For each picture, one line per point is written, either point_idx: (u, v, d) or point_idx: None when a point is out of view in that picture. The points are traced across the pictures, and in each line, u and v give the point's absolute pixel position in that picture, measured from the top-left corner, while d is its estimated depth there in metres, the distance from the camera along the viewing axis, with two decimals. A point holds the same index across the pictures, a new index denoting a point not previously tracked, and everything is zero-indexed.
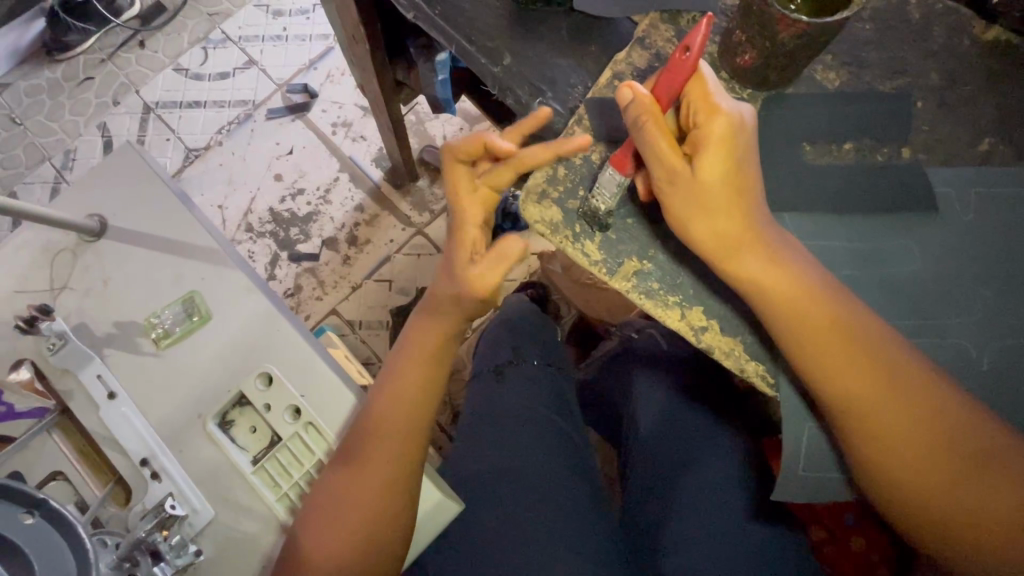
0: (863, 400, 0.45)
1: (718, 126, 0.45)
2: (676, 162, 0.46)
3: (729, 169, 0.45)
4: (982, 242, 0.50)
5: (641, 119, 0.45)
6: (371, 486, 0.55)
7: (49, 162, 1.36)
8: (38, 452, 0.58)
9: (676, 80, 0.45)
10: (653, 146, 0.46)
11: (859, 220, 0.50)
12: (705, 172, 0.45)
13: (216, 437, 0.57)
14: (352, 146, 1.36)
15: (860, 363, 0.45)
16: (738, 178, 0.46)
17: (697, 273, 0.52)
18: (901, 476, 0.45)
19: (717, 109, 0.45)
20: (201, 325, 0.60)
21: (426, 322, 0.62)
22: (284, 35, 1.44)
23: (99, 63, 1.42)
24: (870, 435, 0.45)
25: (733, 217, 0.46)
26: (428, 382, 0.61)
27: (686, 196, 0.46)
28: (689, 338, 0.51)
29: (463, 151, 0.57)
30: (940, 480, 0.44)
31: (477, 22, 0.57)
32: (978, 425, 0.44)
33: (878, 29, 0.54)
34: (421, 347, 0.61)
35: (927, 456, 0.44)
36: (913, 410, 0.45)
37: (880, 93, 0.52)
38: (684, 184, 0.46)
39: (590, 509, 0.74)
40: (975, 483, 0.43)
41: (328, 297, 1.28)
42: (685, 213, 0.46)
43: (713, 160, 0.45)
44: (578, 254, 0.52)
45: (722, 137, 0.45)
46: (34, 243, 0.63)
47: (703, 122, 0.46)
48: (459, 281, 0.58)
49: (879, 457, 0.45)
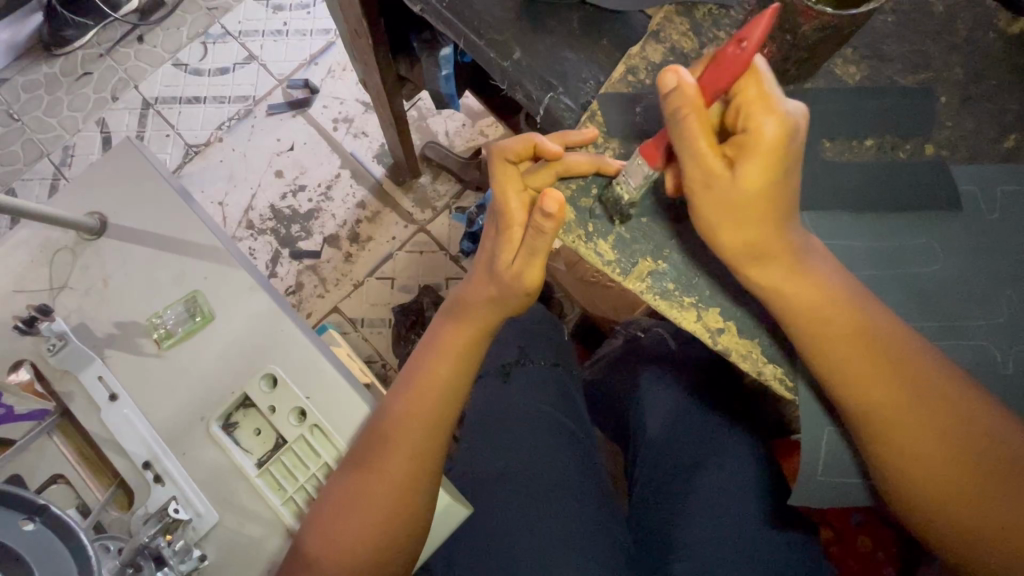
0: (885, 405, 0.44)
1: (769, 130, 0.41)
2: (714, 166, 0.42)
3: (773, 177, 0.42)
4: (1006, 242, 0.48)
5: (681, 115, 0.41)
6: (388, 485, 0.55)
7: (46, 158, 1.34)
8: (38, 455, 0.57)
9: (726, 76, 0.40)
10: (691, 146, 0.42)
11: (880, 219, 0.49)
12: (745, 180, 0.42)
13: (220, 439, 0.56)
14: (355, 142, 1.34)
15: (882, 366, 0.44)
16: (780, 187, 0.42)
17: (713, 273, 0.51)
18: (921, 481, 0.44)
19: (773, 108, 0.40)
20: (203, 325, 0.58)
21: (448, 326, 0.62)
22: (284, 30, 1.42)
23: (97, 58, 1.41)
24: (890, 439, 0.44)
25: (755, 221, 0.44)
26: (444, 386, 0.60)
27: (717, 199, 0.43)
28: (704, 340, 0.50)
29: (512, 151, 0.55)
30: (960, 486, 0.43)
31: (485, 15, 0.55)
32: (1003, 430, 0.43)
33: (899, 22, 0.53)
34: (443, 348, 0.61)
35: (950, 462, 0.43)
36: (936, 416, 0.44)
37: (902, 88, 0.51)
38: (719, 189, 0.43)
39: (599, 510, 0.73)
40: (998, 489, 0.42)
41: (330, 294, 1.26)
42: (712, 217, 0.44)
43: (757, 168, 0.41)
44: (591, 253, 0.51)
45: (771, 142, 0.41)
46: (32, 242, 0.62)
47: (753, 123, 0.41)
48: (499, 283, 0.58)
49: (899, 461, 0.44)
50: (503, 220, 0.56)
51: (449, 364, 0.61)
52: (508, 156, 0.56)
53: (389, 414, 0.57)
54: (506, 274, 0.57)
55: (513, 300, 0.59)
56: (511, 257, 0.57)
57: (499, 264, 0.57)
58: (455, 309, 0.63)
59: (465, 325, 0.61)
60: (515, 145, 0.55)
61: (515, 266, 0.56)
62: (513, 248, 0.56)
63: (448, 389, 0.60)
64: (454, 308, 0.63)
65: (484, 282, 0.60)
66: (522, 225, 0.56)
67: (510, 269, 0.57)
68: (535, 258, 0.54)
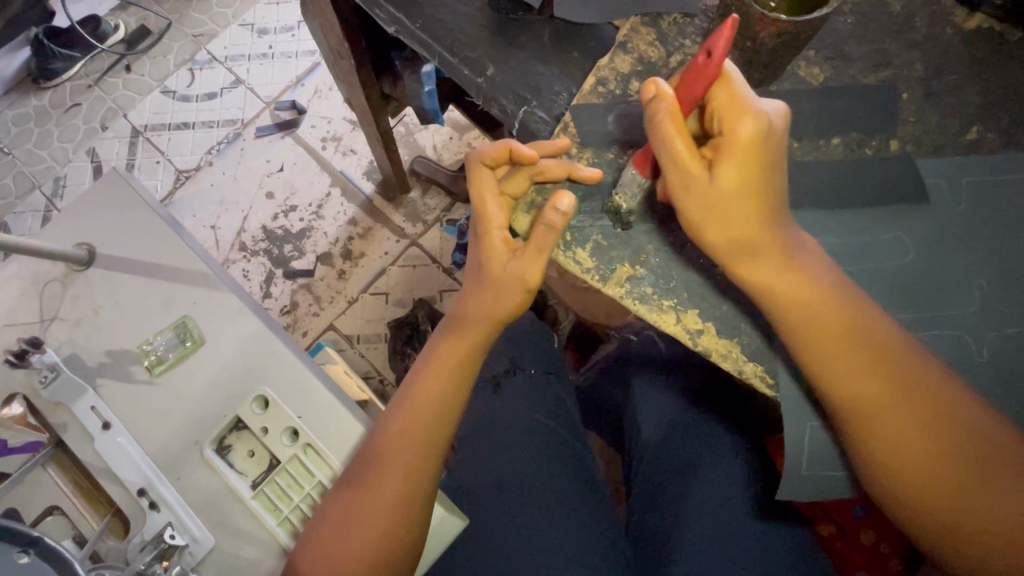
0: (874, 402, 0.45)
1: (745, 130, 0.42)
2: (693, 163, 0.44)
3: (751, 174, 0.43)
4: (976, 231, 0.49)
5: (656, 120, 0.44)
6: (383, 503, 0.55)
7: (39, 190, 1.35)
8: (35, 486, 0.57)
9: (699, 84, 0.42)
10: (669, 145, 0.44)
11: (850, 216, 0.50)
12: (723, 178, 0.43)
13: (214, 463, 0.57)
14: (344, 160, 1.36)
15: (874, 364, 0.45)
16: (757, 186, 0.44)
17: (692, 274, 0.51)
18: (912, 479, 0.44)
19: (745, 111, 0.43)
20: (194, 350, 0.59)
21: (442, 341, 0.62)
22: (270, 53, 1.44)
23: (85, 88, 1.42)
24: (879, 434, 0.45)
25: (748, 218, 0.44)
26: (441, 402, 0.60)
27: (699, 199, 0.45)
28: (685, 342, 0.51)
29: (489, 157, 0.54)
30: (952, 486, 0.44)
31: (458, 34, 0.57)
32: (988, 424, 0.44)
33: (859, 22, 0.54)
34: (439, 363, 0.61)
35: (934, 454, 0.44)
36: (927, 413, 0.44)
37: (865, 86, 0.52)
38: (697, 188, 0.44)
39: (596, 517, 0.73)
40: (981, 481, 0.43)
41: (325, 313, 1.27)
42: (698, 217, 0.45)
43: (734, 166, 0.43)
44: (570, 262, 0.52)
45: (745, 142, 0.42)
46: (23, 275, 0.63)
47: (728, 126, 0.43)
48: (491, 288, 0.57)
49: (888, 458, 0.45)
50: (483, 227, 0.55)
51: (444, 378, 0.60)
52: (483, 161, 0.54)
53: (386, 432, 0.57)
54: (502, 275, 0.56)
55: (511, 303, 0.57)
56: (505, 261, 0.55)
57: (490, 267, 0.56)
58: (452, 325, 0.62)
59: (458, 339, 0.61)
60: (486, 151, 0.54)
61: (515, 268, 0.54)
62: (502, 250, 0.55)
63: (444, 403, 0.60)
64: (450, 324, 0.62)
65: (476, 289, 0.59)
66: (502, 228, 0.55)
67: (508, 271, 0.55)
68: (534, 249, 0.52)
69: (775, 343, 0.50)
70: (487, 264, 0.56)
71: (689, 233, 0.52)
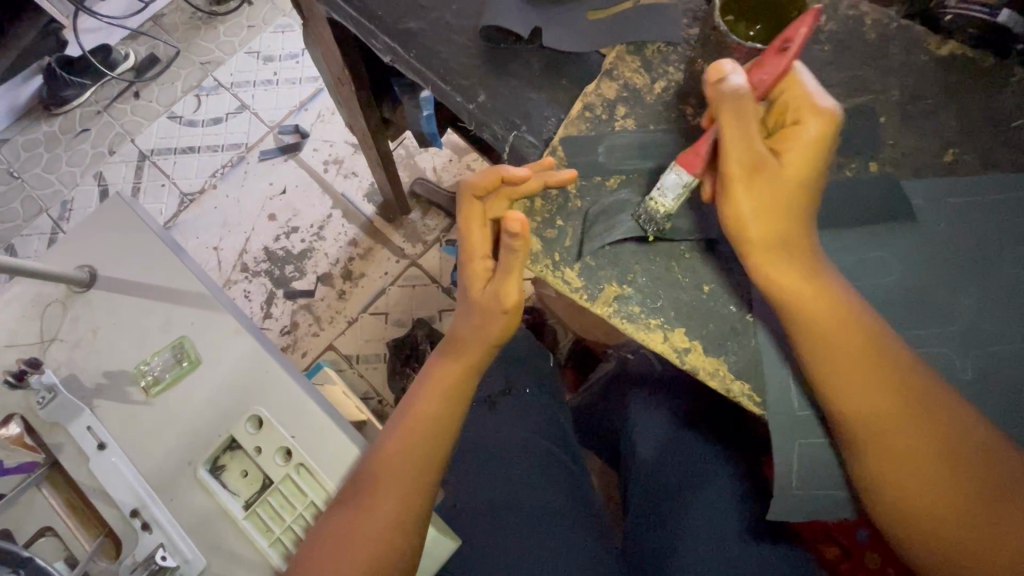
0: (876, 419, 0.44)
1: (812, 125, 0.44)
2: (761, 152, 0.44)
3: (811, 169, 0.45)
4: (960, 249, 0.49)
5: (735, 98, 0.43)
6: (381, 521, 0.55)
7: (45, 213, 1.38)
8: (29, 507, 0.57)
9: (772, 75, 0.44)
10: (744, 129, 0.44)
11: (833, 236, 0.50)
12: (789, 168, 0.44)
13: (207, 484, 0.57)
14: (346, 183, 1.38)
15: (876, 377, 0.44)
16: (814, 182, 0.45)
17: (679, 293, 0.51)
18: (915, 497, 0.43)
19: (815, 108, 0.44)
20: (190, 370, 0.60)
21: (441, 362, 0.63)
22: (274, 79, 1.48)
23: (95, 114, 1.46)
24: (881, 451, 0.44)
25: (799, 213, 0.45)
26: (439, 421, 0.60)
27: (764, 187, 0.45)
28: (672, 360, 0.50)
29: (477, 187, 0.56)
30: (953, 506, 0.43)
31: (451, 63, 0.59)
32: (986, 440, 0.43)
33: (836, 49, 0.56)
34: (438, 383, 0.61)
35: (937, 472, 0.43)
36: (926, 424, 0.43)
37: (844, 110, 0.54)
38: (765, 174, 0.45)
39: (590, 541, 0.72)
40: (984, 498, 0.42)
41: (324, 333, 1.28)
42: (755, 206, 0.45)
43: (799, 158, 0.44)
44: (559, 282, 0.52)
45: (813, 137, 0.44)
46: (25, 296, 0.64)
47: (796, 120, 0.45)
48: (475, 312, 0.60)
49: (892, 475, 0.44)
50: (467, 254, 0.59)
51: (442, 398, 0.61)
52: (471, 190, 0.56)
53: (387, 450, 0.58)
54: (485, 299, 0.59)
55: (495, 326, 0.60)
56: (486, 286, 0.58)
57: (473, 291, 0.59)
58: (451, 347, 0.63)
59: (457, 359, 0.62)
60: (473, 180, 0.56)
61: (494, 292, 0.58)
62: (484, 277, 0.59)
63: (442, 421, 0.60)
64: (449, 345, 0.63)
65: (465, 312, 0.62)
66: (484, 255, 0.59)
67: (489, 295, 0.58)
68: (511, 276, 0.55)
69: (765, 361, 0.49)
70: (469, 288, 0.60)
71: (676, 252, 0.52)
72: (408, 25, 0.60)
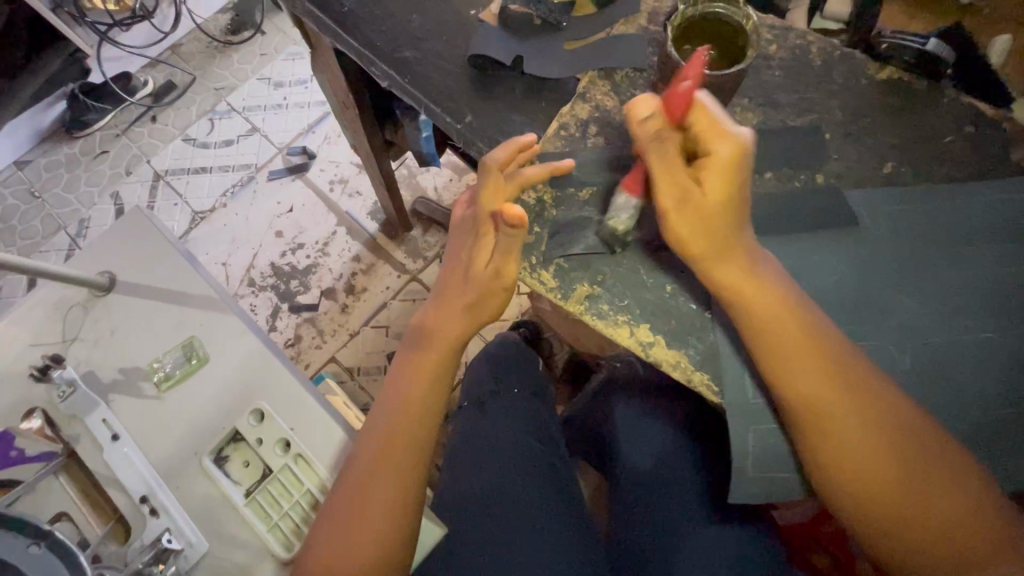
0: (827, 404, 0.48)
1: (724, 150, 0.49)
2: (684, 180, 0.50)
3: (731, 189, 0.49)
4: (901, 252, 0.54)
5: (648, 136, 0.50)
6: (380, 503, 0.56)
7: (64, 231, 1.45)
8: (46, 494, 0.62)
9: (675, 109, 0.50)
10: (663, 160, 0.50)
11: (784, 241, 0.55)
12: (710, 192, 0.49)
13: (211, 472, 0.62)
14: (350, 202, 1.45)
15: (826, 367, 0.48)
16: (735, 199, 0.50)
17: (644, 293, 0.55)
18: (860, 473, 0.48)
19: (723, 134, 0.49)
20: (198, 367, 0.65)
21: (412, 356, 0.63)
22: (284, 104, 1.56)
23: (114, 137, 1.55)
24: (831, 434, 0.48)
25: (730, 227, 0.50)
26: (422, 407, 0.61)
27: (692, 211, 0.50)
28: (638, 353, 0.54)
29: (499, 160, 0.58)
30: (894, 484, 0.48)
31: (441, 87, 0.65)
32: (923, 422, 0.47)
33: (787, 74, 0.61)
34: (415, 373, 0.62)
35: (882, 444, 0.48)
36: (868, 412, 0.48)
37: (795, 128, 0.59)
38: (690, 200, 0.50)
39: (574, 538, 0.75)
40: (924, 467, 0.47)
41: (327, 345, 1.33)
42: (690, 229, 0.50)
43: (717, 181, 0.49)
44: (535, 282, 0.56)
45: (724, 160, 0.49)
46: (49, 300, 0.69)
47: (708, 148, 0.49)
48: (477, 288, 0.60)
49: (843, 455, 0.48)
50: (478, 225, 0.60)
51: (422, 385, 0.61)
52: (493, 163, 0.58)
53: (379, 435, 0.59)
54: (485, 275, 0.59)
55: (492, 305, 0.60)
56: (488, 260, 0.58)
57: (478, 264, 0.59)
58: (418, 342, 0.63)
59: (427, 352, 0.62)
60: (494, 156, 0.58)
61: (494, 268, 0.57)
62: (489, 250, 0.59)
63: (424, 407, 0.61)
64: (418, 339, 0.63)
65: (438, 308, 0.62)
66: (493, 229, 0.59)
67: (488, 271, 0.58)
68: (512, 252, 0.56)
69: (723, 354, 0.53)
70: (473, 264, 0.60)
71: (642, 255, 0.56)
72: (403, 54, 0.67)
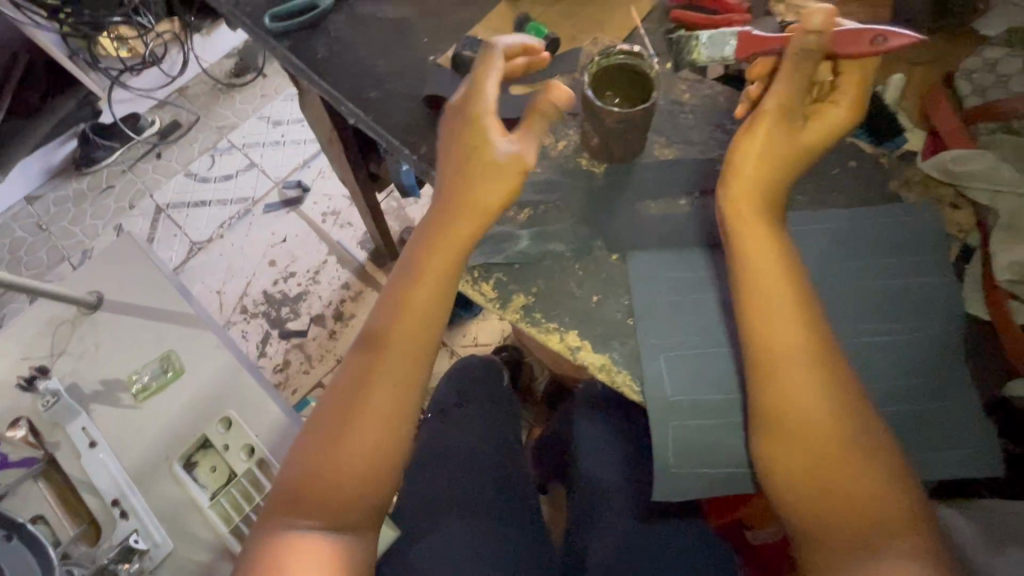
0: (787, 405, 0.52)
1: (835, 114, 0.55)
2: (796, 115, 0.55)
3: (822, 143, 0.56)
4: (811, 265, 0.59)
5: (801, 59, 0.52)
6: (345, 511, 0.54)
7: (68, 261, 1.53)
8: (25, 497, 0.66)
9: (856, 46, 0.52)
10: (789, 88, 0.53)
11: (701, 257, 0.61)
12: (805, 136, 0.55)
13: (180, 476, 0.66)
14: (341, 232, 1.52)
15: (792, 370, 0.52)
16: (819, 153, 0.57)
17: (574, 303, 0.61)
18: (800, 469, 0.52)
19: (855, 103, 0.55)
20: (174, 378, 0.70)
21: (360, 359, 0.56)
22: (281, 141, 1.66)
23: (121, 173, 1.64)
24: (788, 432, 0.51)
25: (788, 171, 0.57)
26: (388, 410, 0.55)
27: (778, 144, 0.55)
28: (567, 356, 0.60)
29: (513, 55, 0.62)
30: (845, 480, 0.51)
31: (402, 123, 0.73)
32: (859, 429, 0.51)
33: (708, 109, 0.69)
34: (367, 375, 0.55)
35: (834, 445, 0.51)
36: (823, 417, 0.51)
37: (714, 157, 0.66)
38: (786, 135, 0.55)
39: (530, 546, 0.78)
40: (858, 467, 0.51)
41: (315, 370, 1.38)
42: (765, 155, 0.56)
43: (814, 131, 0.55)
44: (475, 293, 0.62)
45: (836, 124, 0.55)
46: (41, 317, 0.75)
47: (835, 100, 0.55)
48: (475, 177, 0.58)
49: (796, 451, 0.51)
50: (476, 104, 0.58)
51: (381, 389, 0.55)
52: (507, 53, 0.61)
53: (338, 445, 0.54)
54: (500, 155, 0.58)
55: (494, 187, 0.57)
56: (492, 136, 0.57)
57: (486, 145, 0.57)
58: (366, 344, 0.57)
59: (382, 355, 0.56)
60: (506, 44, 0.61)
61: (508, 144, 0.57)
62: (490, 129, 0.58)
63: (388, 412, 0.55)
64: (368, 341, 0.57)
65: (386, 308, 0.57)
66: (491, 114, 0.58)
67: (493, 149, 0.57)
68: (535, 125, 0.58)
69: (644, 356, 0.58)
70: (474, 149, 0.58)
71: (573, 270, 0.62)
72: (369, 95, 0.74)
